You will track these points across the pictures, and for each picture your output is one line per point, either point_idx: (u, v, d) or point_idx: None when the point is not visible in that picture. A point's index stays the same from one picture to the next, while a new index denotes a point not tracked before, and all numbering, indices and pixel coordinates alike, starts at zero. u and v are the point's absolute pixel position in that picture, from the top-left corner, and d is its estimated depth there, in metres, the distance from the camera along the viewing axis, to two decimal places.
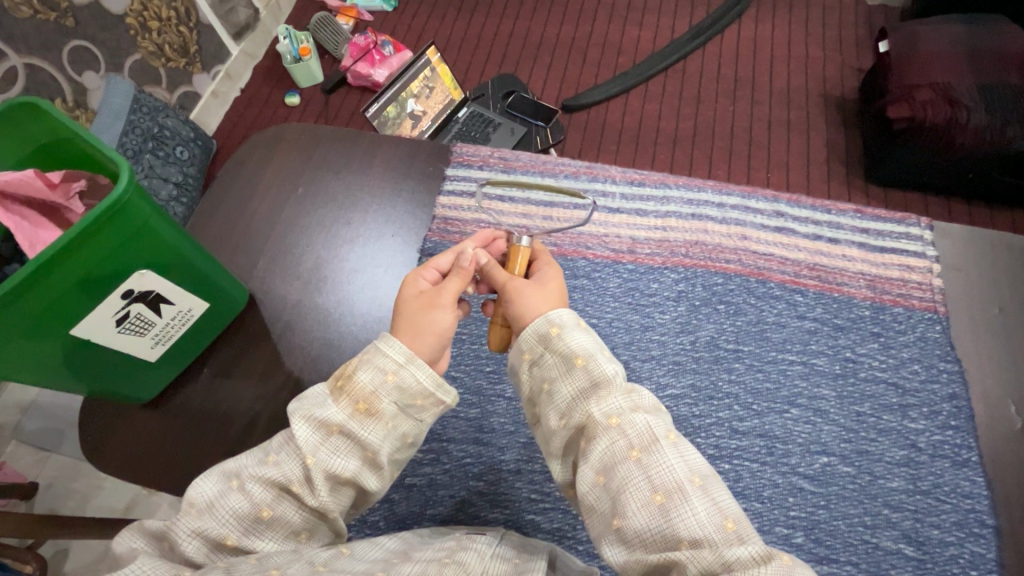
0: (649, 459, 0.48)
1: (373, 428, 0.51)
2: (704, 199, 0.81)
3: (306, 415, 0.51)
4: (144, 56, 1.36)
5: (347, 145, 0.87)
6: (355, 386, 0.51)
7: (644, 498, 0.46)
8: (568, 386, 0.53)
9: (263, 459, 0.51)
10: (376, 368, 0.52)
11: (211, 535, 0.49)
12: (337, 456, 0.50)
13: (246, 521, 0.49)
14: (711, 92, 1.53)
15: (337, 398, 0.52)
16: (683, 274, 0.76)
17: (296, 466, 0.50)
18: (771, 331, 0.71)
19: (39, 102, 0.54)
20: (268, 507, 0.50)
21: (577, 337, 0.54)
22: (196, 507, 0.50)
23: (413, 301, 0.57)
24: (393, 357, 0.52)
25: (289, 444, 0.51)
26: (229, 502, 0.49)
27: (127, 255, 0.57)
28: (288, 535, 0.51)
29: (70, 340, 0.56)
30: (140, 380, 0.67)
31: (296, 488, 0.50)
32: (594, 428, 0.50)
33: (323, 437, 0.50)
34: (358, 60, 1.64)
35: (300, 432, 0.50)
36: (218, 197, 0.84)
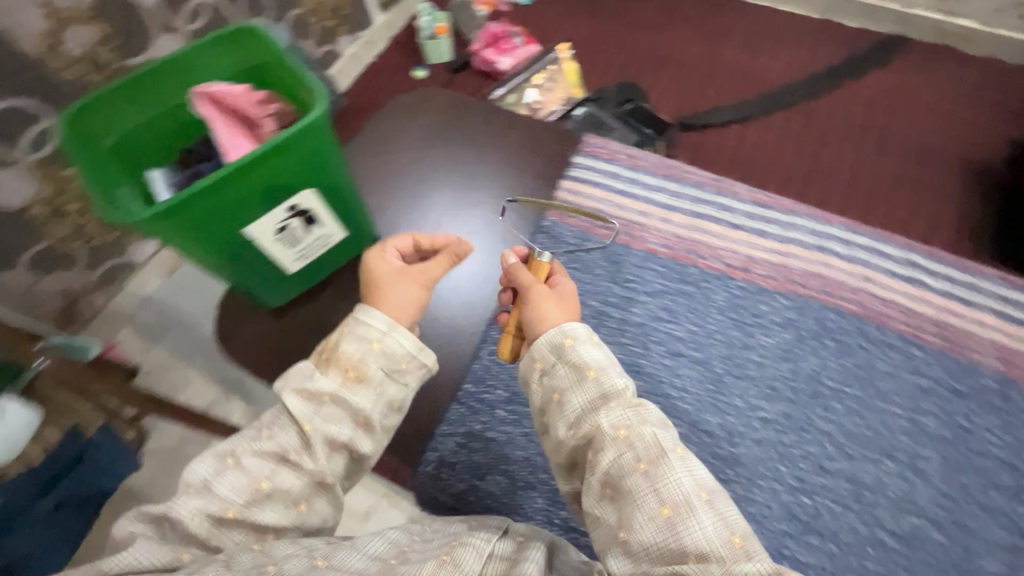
0: (657, 471, 0.49)
1: (364, 394, 0.56)
2: (831, 233, 0.79)
3: (293, 389, 0.56)
4: (303, 13, 1.50)
5: (484, 114, 0.91)
6: (341, 356, 0.56)
7: (651, 511, 0.48)
8: (579, 398, 0.53)
9: (255, 435, 0.55)
10: (362, 338, 0.57)
11: (211, 511, 0.50)
12: (332, 422, 0.55)
13: (246, 494, 0.51)
14: (838, 136, 1.48)
15: (322, 369, 0.56)
16: (794, 302, 0.74)
17: (294, 435, 0.54)
18: (880, 379, 0.69)
19: (260, 27, 0.63)
20: (266, 478, 0.52)
21: (589, 351, 0.56)
22: (200, 486, 0.52)
23: (395, 276, 0.62)
24: (376, 326, 0.58)
25: (283, 418, 0.55)
26: (227, 480, 0.52)
27: (302, 174, 0.64)
28: (289, 508, 0.53)
29: (241, 237, 0.64)
30: (276, 286, 0.75)
31: (294, 456, 0.53)
32: (602, 440, 0.51)
33: (317, 406, 0.55)
34: (486, 46, 1.71)
35: (293, 405, 0.55)
36: (363, 141, 0.91)
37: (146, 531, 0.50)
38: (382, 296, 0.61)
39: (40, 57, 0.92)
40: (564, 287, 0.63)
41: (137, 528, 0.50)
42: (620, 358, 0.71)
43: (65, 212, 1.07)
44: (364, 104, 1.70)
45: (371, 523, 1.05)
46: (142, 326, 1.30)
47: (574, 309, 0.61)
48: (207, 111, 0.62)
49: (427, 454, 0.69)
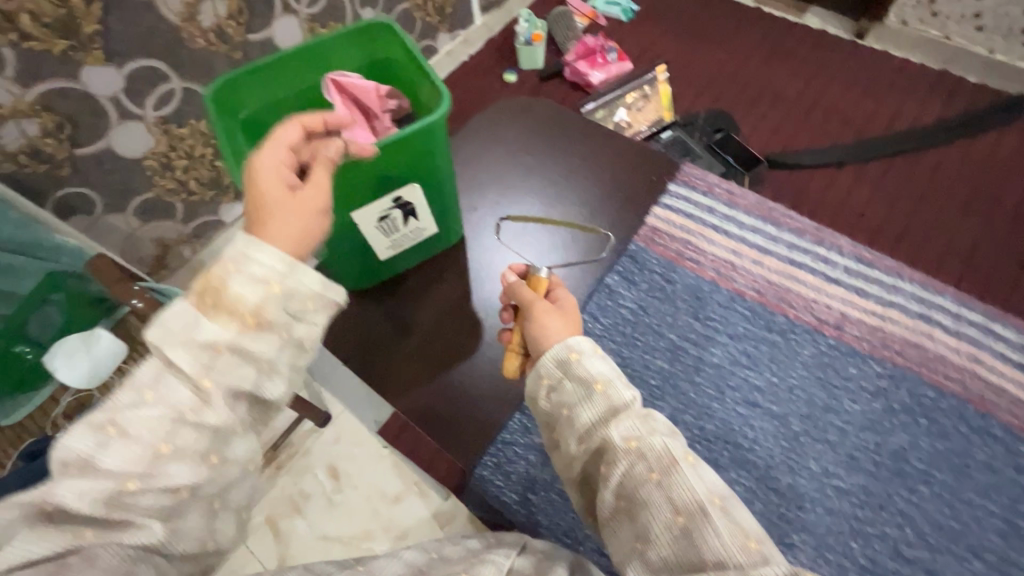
0: (668, 480, 0.44)
1: (269, 339, 0.44)
2: (938, 304, 0.74)
3: (159, 347, 0.42)
4: (411, 8, 1.55)
5: (582, 130, 0.91)
6: (227, 300, 0.43)
7: (665, 521, 0.43)
8: (587, 413, 0.49)
9: (136, 394, 0.41)
10: (254, 277, 0.44)
11: (99, 491, 0.39)
12: (232, 374, 0.43)
13: (141, 464, 0.40)
14: (941, 196, 1.39)
15: (204, 316, 0.43)
16: (888, 371, 0.70)
17: (187, 391, 0.42)
18: (976, 471, 0.64)
19: (395, 24, 0.66)
20: (167, 441, 0.41)
21: (595, 364, 0.51)
22: (79, 464, 0.39)
23: (288, 199, 0.48)
24: (269, 263, 0.44)
25: (169, 375, 0.42)
26: (115, 455, 0.40)
27: (412, 168, 0.66)
28: (201, 466, 0.42)
29: (347, 220, 0.67)
30: (367, 271, 0.77)
31: (194, 415, 0.42)
32: (612, 452, 0.47)
33: (211, 357, 0.42)
34: (580, 59, 1.72)
35: (179, 363, 0.42)
36: (462, 140, 0.93)
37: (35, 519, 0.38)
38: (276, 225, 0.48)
39: (179, 25, 0.97)
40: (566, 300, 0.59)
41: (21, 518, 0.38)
42: (692, 398, 0.70)
43: (174, 167, 1.09)
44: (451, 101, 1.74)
45: (400, 508, 1.07)
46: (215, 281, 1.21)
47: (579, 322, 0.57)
48: (337, 99, 0.64)
49: (485, 458, 0.70)
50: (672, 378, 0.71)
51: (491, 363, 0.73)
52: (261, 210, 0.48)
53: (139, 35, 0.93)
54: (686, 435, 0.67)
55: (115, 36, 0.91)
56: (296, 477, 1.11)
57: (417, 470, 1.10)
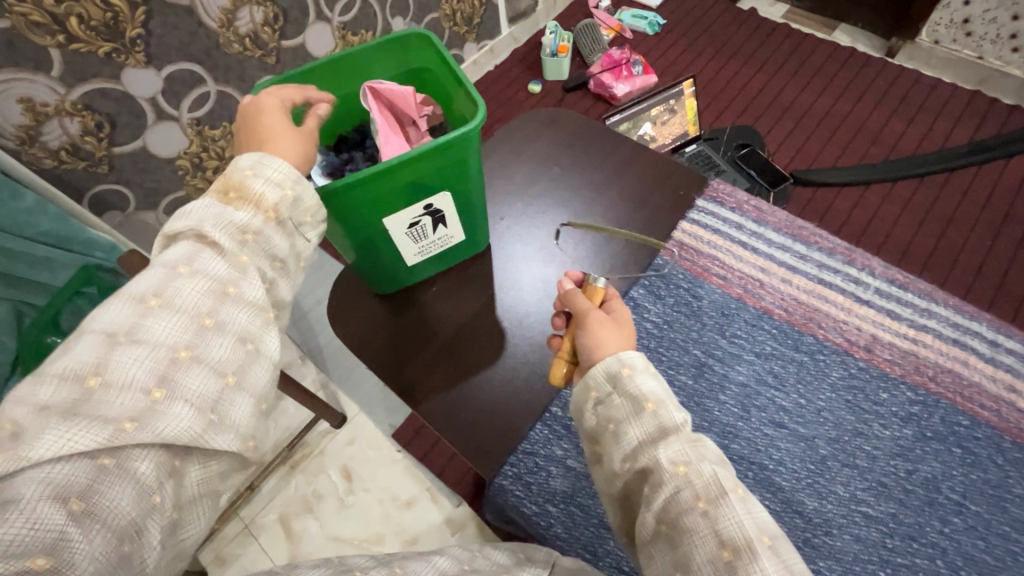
0: (716, 512, 0.43)
1: (284, 237, 0.48)
2: (973, 330, 0.72)
3: (191, 225, 0.45)
4: (440, 17, 1.58)
5: (612, 143, 0.91)
6: (251, 195, 0.46)
7: (710, 554, 0.42)
8: (635, 431, 0.49)
9: (171, 269, 0.43)
10: (271, 179, 0.47)
11: (149, 360, 0.39)
12: (255, 258, 0.46)
13: (186, 334, 0.41)
14: (972, 219, 1.36)
15: (227, 205, 0.46)
16: (921, 397, 0.68)
17: (221, 266, 0.44)
18: (1011, 503, 0.62)
19: (431, 35, 0.66)
20: (209, 313, 0.42)
21: (648, 381, 0.51)
22: (120, 335, 0.39)
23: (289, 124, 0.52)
24: (284, 169, 0.48)
25: (204, 251, 0.44)
26: (156, 326, 0.40)
27: (444, 178, 0.67)
28: (240, 346, 0.43)
29: (378, 226, 0.68)
30: (393, 275, 0.78)
31: (233, 289, 0.44)
32: (658, 475, 0.46)
33: (240, 242, 0.45)
34: (605, 70, 1.72)
35: (215, 240, 0.44)
36: (489, 149, 0.94)
37: (66, 400, 0.36)
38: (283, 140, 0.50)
39: (216, 31, 0.99)
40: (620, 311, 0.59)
41: (53, 395, 0.36)
42: (717, 417, 0.68)
43: (206, 167, 1.13)
44: None
45: (412, 513, 1.07)
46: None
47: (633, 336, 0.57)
48: (372, 105, 0.65)
49: (505, 468, 0.69)
50: (698, 393, 0.70)
51: (513, 372, 0.73)
52: (262, 131, 0.50)
53: (180, 39, 0.95)
54: None
55: (156, 40, 0.93)
56: (310, 477, 1.12)
57: (431, 475, 1.11)
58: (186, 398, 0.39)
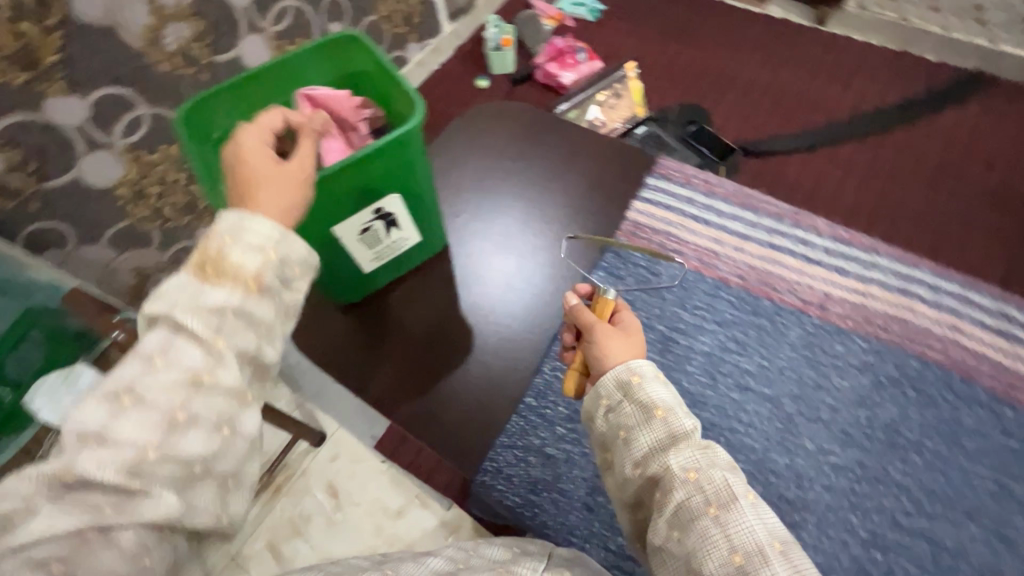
0: (726, 517, 0.43)
1: (269, 305, 0.42)
2: (915, 277, 0.76)
3: (162, 311, 0.40)
4: (379, 19, 1.56)
5: (559, 131, 0.91)
6: (226, 266, 0.41)
7: (722, 558, 0.42)
8: (645, 441, 0.48)
9: (146, 363, 0.39)
10: (252, 245, 0.42)
11: (119, 460, 0.36)
12: (236, 338, 0.41)
13: (158, 432, 0.37)
14: (910, 173, 1.42)
15: (203, 283, 0.41)
16: (874, 346, 0.71)
17: (196, 354, 0.39)
18: (966, 436, 0.65)
19: (362, 36, 0.66)
20: (179, 408, 0.38)
21: (657, 389, 0.49)
22: (91, 437, 0.36)
23: (272, 171, 0.48)
24: (264, 231, 0.43)
25: (177, 338, 0.40)
26: (127, 425, 0.37)
27: (389, 180, 0.66)
28: (215, 433, 0.39)
29: (328, 235, 0.66)
30: (351, 284, 0.76)
31: (208, 377, 0.39)
32: (669, 481, 0.46)
33: (217, 322, 0.40)
34: (551, 60, 1.74)
35: (186, 326, 0.40)
36: (438, 148, 0.93)
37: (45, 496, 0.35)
38: (266, 195, 0.46)
39: (144, 50, 0.93)
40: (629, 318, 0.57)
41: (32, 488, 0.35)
42: (686, 388, 0.70)
43: (147, 195, 1.03)
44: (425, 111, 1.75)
45: (404, 521, 1.06)
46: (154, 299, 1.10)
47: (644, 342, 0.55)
48: (307, 113, 0.64)
49: (485, 463, 0.69)
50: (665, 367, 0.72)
51: (485, 367, 0.73)
52: (248, 183, 0.47)
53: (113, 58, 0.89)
54: None
55: (79, 65, 0.86)
56: (295, 499, 1.09)
57: (418, 482, 1.09)
58: (164, 486, 0.37)
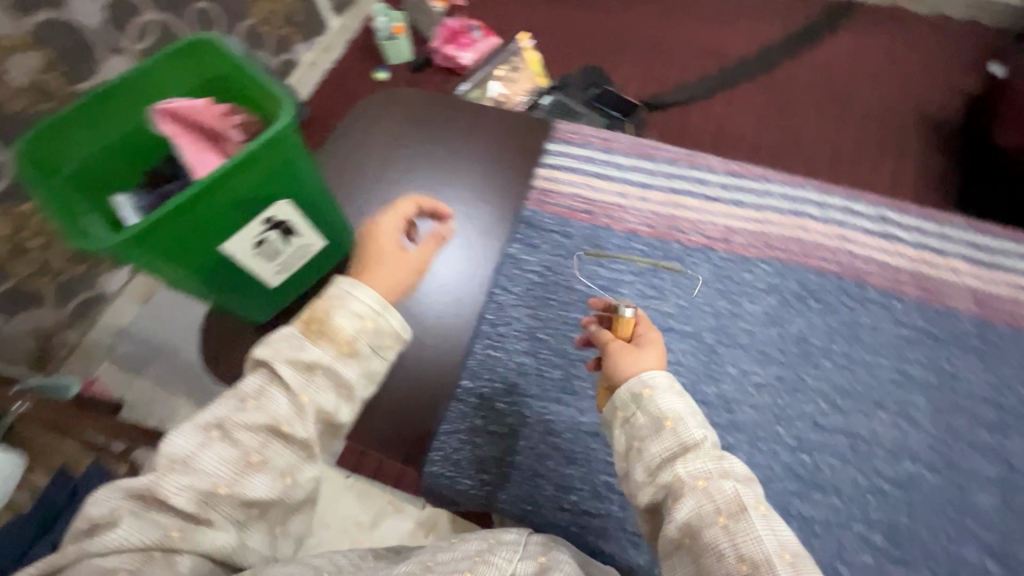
0: (737, 526, 0.43)
1: (354, 366, 0.50)
2: (805, 197, 0.80)
3: (267, 356, 0.49)
4: (256, 23, 1.49)
5: (453, 110, 0.90)
6: (334, 330, 0.50)
7: (730, 568, 0.42)
8: (658, 451, 0.47)
9: (240, 402, 0.47)
10: (353, 313, 0.51)
11: (199, 487, 0.43)
12: (321, 393, 0.49)
13: (233, 468, 0.44)
14: (800, 103, 1.52)
15: (306, 339, 0.49)
16: (776, 268, 0.75)
17: (285, 405, 0.47)
18: (864, 333, 0.70)
19: (218, 40, 0.62)
20: (257, 451, 0.46)
21: (670, 399, 0.48)
22: (179, 462, 0.44)
23: (396, 254, 0.67)
24: (369, 303, 0.52)
25: (273, 385, 0.48)
26: (210, 456, 0.44)
27: (275, 185, 0.62)
28: (278, 481, 0.46)
29: (218, 254, 0.63)
30: (260, 300, 0.74)
31: (286, 428, 0.47)
32: (679, 489, 0.45)
33: (306, 377, 0.48)
34: (446, 42, 1.70)
35: (284, 375, 0.48)
36: (333, 148, 0.90)
37: (130, 508, 0.42)
38: (384, 270, 0.65)
39: None
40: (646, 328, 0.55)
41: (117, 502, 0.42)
42: None
43: (28, 249, 0.92)
44: (327, 112, 1.68)
45: (379, 532, 1.04)
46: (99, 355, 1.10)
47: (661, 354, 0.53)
48: (169, 128, 0.60)
49: (432, 454, 0.66)
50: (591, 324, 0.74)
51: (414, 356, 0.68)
52: (376, 246, 0.67)
53: None
54: None
55: None
56: None
57: (386, 489, 1.07)
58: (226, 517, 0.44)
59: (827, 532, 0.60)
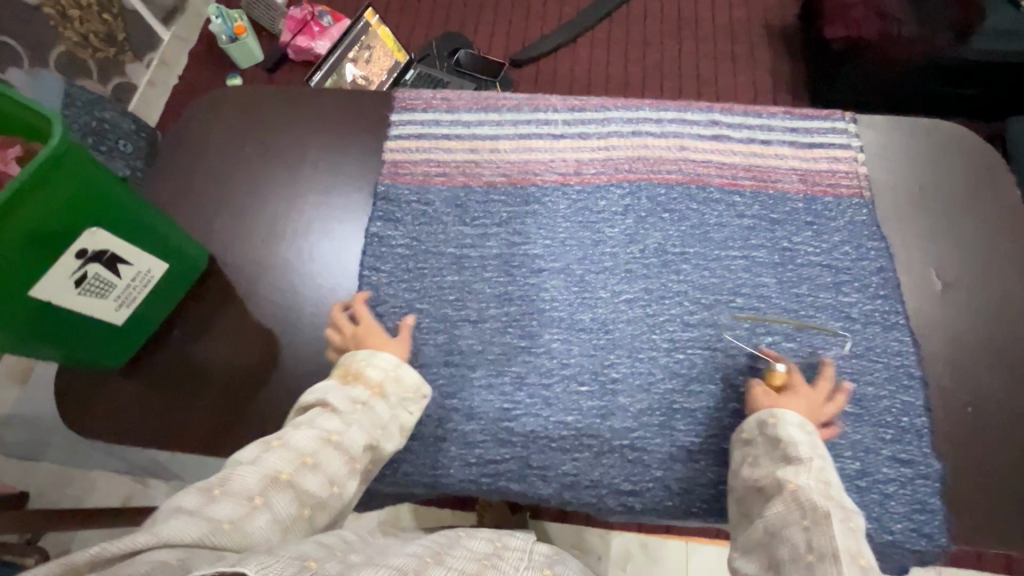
0: (815, 528, 0.48)
1: (387, 407, 0.60)
2: (642, 117, 0.83)
3: (318, 395, 0.57)
4: (70, 48, 1.36)
5: (290, 102, 0.88)
6: (366, 376, 0.61)
7: (797, 562, 0.47)
8: (767, 466, 0.56)
9: (295, 424, 0.53)
10: (380, 364, 0.63)
11: (266, 477, 0.46)
12: (363, 421, 0.56)
13: (292, 464, 0.48)
14: (657, 33, 1.65)
15: (348, 383, 0.60)
16: (628, 189, 0.78)
17: (336, 420, 0.54)
18: (713, 231, 0.75)
19: None
20: (312, 453, 0.50)
21: (793, 429, 0.57)
22: (243, 460, 0.47)
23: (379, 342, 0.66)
24: (389, 359, 0.63)
25: (321, 412, 0.55)
26: (272, 456, 0.48)
27: (74, 214, 0.56)
28: (327, 484, 0.49)
29: (33, 302, 0.57)
30: (111, 343, 0.68)
31: (337, 436, 0.53)
32: (771, 496, 0.53)
33: (352, 407, 0.57)
34: (297, 33, 1.62)
35: (334, 402, 0.56)
36: (167, 164, 0.85)
37: (191, 501, 0.42)
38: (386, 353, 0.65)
39: None
40: (823, 388, 0.63)
41: (185, 501, 0.42)
42: (490, 293, 0.74)
43: None
44: None
45: None
46: (20, 446, 1.32)
47: (812, 408, 0.61)
48: None
49: None
50: (467, 284, 0.74)
51: (311, 347, 0.73)
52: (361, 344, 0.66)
53: None
54: (495, 325, 0.72)
55: None
56: None
57: None
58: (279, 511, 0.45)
59: (707, 416, 0.66)
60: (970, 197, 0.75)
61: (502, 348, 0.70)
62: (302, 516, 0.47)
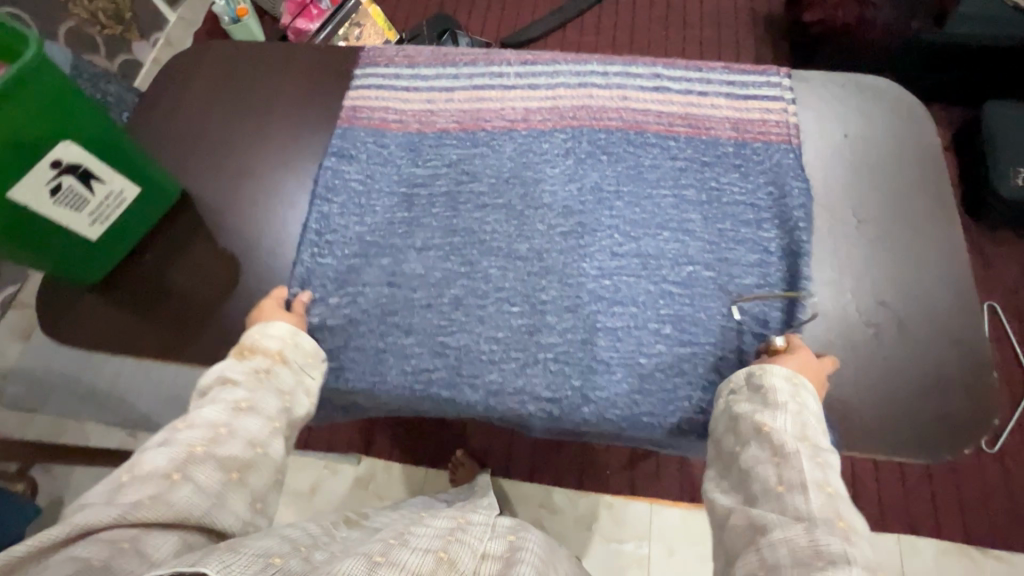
0: (786, 464, 0.53)
1: (290, 372, 0.64)
2: (589, 70, 0.89)
3: (218, 374, 0.60)
4: (78, 23, 1.42)
5: (262, 55, 0.95)
6: (264, 348, 0.65)
7: (769, 490, 0.52)
8: (747, 409, 0.60)
9: (199, 404, 0.57)
10: (276, 334, 0.67)
11: (178, 456, 0.50)
12: (267, 389, 0.60)
13: (205, 438, 0.52)
14: (643, 20, 1.71)
15: (247, 357, 0.64)
16: (570, 134, 0.84)
17: (240, 391, 0.58)
18: (647, 172, 0.80)
19: None
20: (223, 424, 0.54)
21: (778, 380, 0.60)
22: (153, 448, 0.51)
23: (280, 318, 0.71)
24: (283, 329, 0.68)
25: (221, 389, 0.59)
26: (184, 435, 0.52)
27: (49, 124, 0.62)
28: (250, 447, 0.54)
29: (12, 205, 0.63)
30: (85, 258, 0.75)
31: (245, 404, 0.57)
32: (747, 437, 0.57)
33: (255, 378, 0.61)
34: (297, 16, 1.68)
35: (235, 376, 0.60)
36: (147, 109, 0.92)
37: (103, 498, 0.46)
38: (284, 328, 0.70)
39: None
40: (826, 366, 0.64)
41: (100, 498, 0.47)
42: (435, 225, 0.79)
43: None
44: None
45: None
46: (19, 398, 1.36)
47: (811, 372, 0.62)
48: None
49: None
50: (415, 217, 0.80)
51: (269, 271, 0.79)
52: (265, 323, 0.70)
53: None
54: (438, 253, 0.77)
55: None
56: None
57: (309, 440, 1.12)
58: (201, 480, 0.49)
59: (626, 334, 0.71)
60: (892, 143, 0.80)
61: (442, 273, 0.76)
62: (230, 480, 0.51)
